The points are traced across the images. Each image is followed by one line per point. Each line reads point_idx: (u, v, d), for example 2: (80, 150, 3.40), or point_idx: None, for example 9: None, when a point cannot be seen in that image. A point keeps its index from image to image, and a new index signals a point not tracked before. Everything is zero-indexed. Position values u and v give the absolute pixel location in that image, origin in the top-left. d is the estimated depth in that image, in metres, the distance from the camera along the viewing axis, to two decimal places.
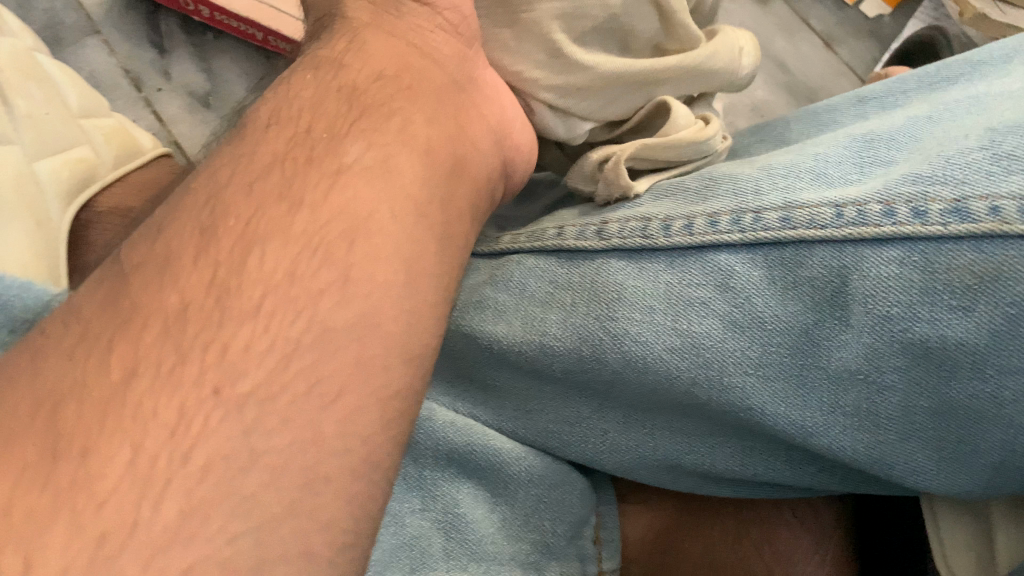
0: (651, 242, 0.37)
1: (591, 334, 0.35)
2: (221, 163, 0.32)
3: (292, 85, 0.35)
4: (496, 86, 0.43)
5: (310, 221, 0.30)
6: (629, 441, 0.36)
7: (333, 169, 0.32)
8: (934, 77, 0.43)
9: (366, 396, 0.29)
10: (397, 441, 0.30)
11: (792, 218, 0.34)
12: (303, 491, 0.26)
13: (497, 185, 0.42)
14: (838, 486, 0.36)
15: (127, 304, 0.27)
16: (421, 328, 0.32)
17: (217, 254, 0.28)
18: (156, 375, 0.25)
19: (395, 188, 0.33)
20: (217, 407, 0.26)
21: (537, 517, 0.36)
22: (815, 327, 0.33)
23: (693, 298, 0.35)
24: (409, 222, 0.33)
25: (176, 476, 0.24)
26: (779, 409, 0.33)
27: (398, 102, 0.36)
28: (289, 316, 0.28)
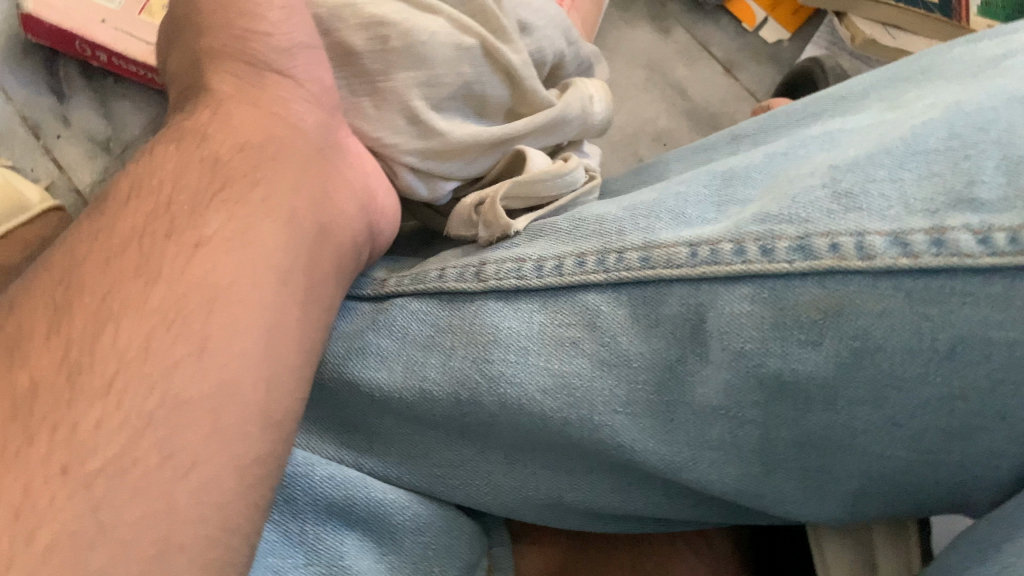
0: (525, 283, 0.38)
1: (467, 376, 0.36)
2: (80, 238, 0.34)
3: (149, 168, 0.37)
4: (359, 154, 0.45)
5: (165, 296, 0.32)
6: (512, 482, 0.37)
7: (192, 243, 0.34)
8: (800, 114, 0.45)
9: (221, 465, 0.30)
10: (257, 504, 0.31)
11: (652, 257, 0.35)
12: (154, 562, 0.27)
13: (364, 246, 0.44)
14: (713, 517, 0.37)
15: None
16: (280, 394, 0.33)
17: (68, 332, 0.30)
18: (1, 456, 0.26)
19: (255, 254, 0.35)
20: (65, 485, 0.27)
21: (427, 562, 0.37)
22: (678, 362, 0.34)
23: (564, 339, 0.36)
24: (267, 296, 0.34)
25: (18, 555, 0.25)
26: (649, 445, 0.34)
27: (261, 171, 0.38)
28: (141, 393, 0.29)
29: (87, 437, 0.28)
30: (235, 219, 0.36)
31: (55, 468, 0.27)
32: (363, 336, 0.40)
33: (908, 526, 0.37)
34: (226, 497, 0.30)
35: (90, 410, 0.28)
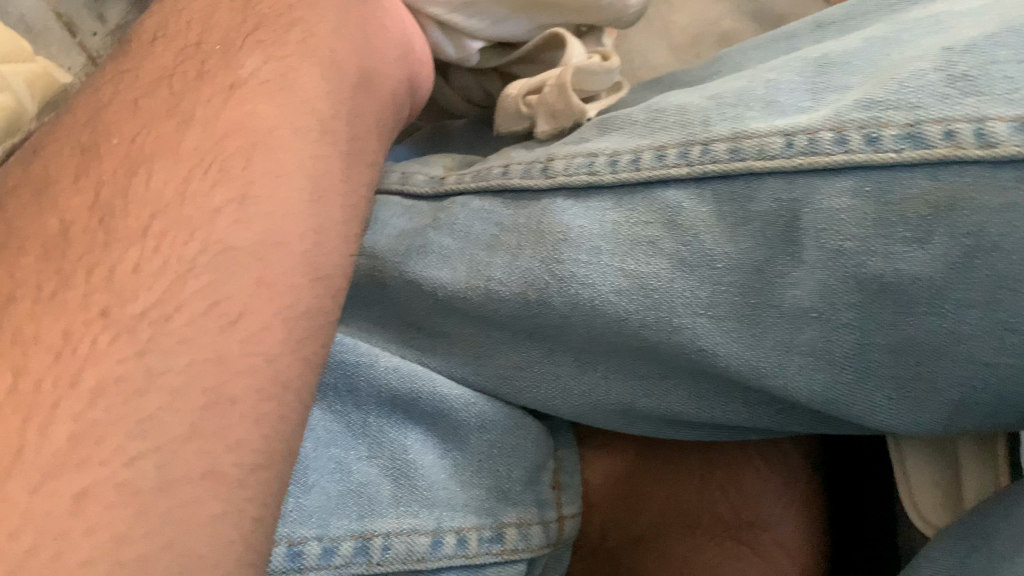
0: (598, 178, 0.35)
1: (536, 277, 0.34)
2: (108, 82, 0.32)
3: (184, 14, 0.35)
4: (393, 6, 0.43)
5: (203, 136, 0.30)
6: (582, 386, 0.35)
7: (228, 83, 0.32)
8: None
9: (269, 314, 0.28)
10: (313, 369, 0.29)
11: (742, 149, 0.32)
12: (206, 414, 0.25)
13: (404, 105, 0.42)
14: (795, 427, 0.35)
15: (7, 228, 0.26)
16: (333, 263, 0.31)
17: (100, 175, 0.28)
18: (36, 298, 0.24)
19: (296, 101, 0.33)
20: (113, 325, 0.24)
21: (492, 463, 0.36)
22: (766, 263, 0.32)
23: (640, 237, 0.33)
24: (308, 146, 0.32)
25: (62, 398, 0.23)
26: (733, 350, 0.32)
27: (297, 12, 0.37)
28: (181, 237, 0.27)
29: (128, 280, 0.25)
30: (279, 75, 0.34)
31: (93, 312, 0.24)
32: (424, 236, 0.38)
33: (995, 436, 0.34)
34: (279, 359, 0.27)
35: (132, 252, 0.26)
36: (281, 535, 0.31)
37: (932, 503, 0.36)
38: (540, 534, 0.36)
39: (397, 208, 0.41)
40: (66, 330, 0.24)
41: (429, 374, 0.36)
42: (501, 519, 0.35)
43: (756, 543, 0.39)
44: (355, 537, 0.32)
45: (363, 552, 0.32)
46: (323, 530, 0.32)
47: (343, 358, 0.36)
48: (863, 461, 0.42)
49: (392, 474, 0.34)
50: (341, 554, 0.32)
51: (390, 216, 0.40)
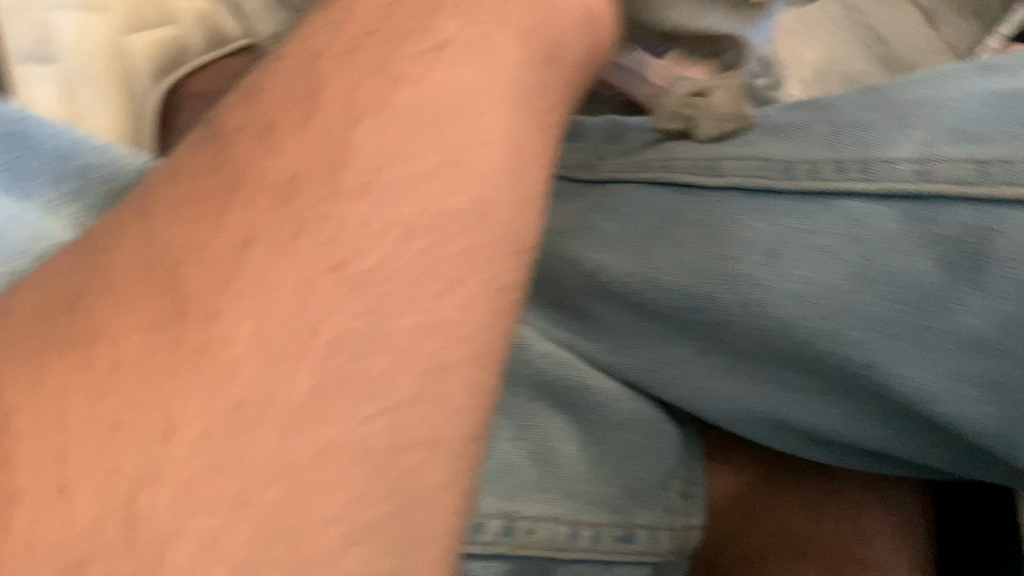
0: (772, 182, 0.35)
1: (705, 270, 0.34)
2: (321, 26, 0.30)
3: None
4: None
5: (419, 94, 0.28)
6: (733, 390, 0.35)
7: (437, 40, 0.29)
8: None
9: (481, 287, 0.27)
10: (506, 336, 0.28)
11: (931, 171, 0.32)
12: (433, 375, 0.25)
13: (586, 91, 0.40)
14: (940, 460, 0.33)
15: (233, 165, 0.25)
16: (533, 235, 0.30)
17: (321, 123, 0.26)
18: (272, 244, 0.23)
19: (497, 68, 0.30)
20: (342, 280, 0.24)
21: (627, 465, 0.35)
22: (946, 287, 0.30)
23: (818, 247, 0.33)
24: (508, 94, 0.30)
25: (305, 351, 0.23)
26: (899, 370, 0.31)
27: None
28: (400, 198, 0.26)
29: (356, 239, 0.24)
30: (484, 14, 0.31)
31: (323, 267, 0.24)
32: (588, 218, 0.38)
33: None
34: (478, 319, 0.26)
35: (355, 201, 0.25)
36: (490, 506, 0.32)
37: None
38: (669, 539, 0.36)
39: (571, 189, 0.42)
40: (296, 289, 0.23)
41: (583, 368, 0.36)
42: (632, 519, 0.35)
43: None
44: (502, 517, 0.32)
45: (508, 533, 0.32)
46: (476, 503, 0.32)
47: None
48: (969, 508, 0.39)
49: (539, 460, 0.34)
50: (491, 530, 0.32)
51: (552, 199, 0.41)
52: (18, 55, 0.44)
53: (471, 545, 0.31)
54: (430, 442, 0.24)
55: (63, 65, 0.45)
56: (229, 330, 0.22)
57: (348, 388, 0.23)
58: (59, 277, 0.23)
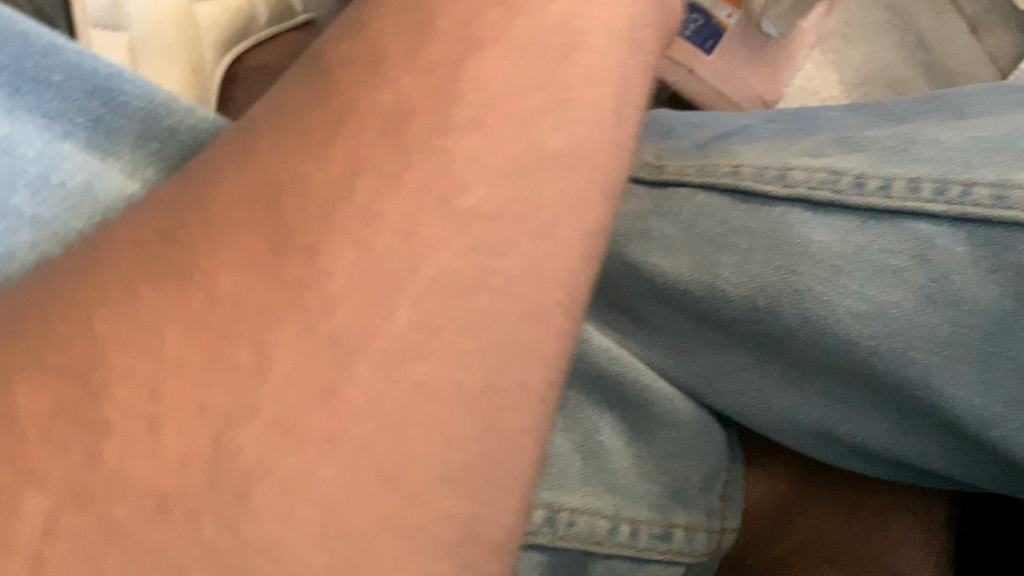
0: (842, 198, 0.34)
1: (768, 283, 0.34)
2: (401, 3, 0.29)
3: None
4: None
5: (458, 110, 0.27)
6: (785, 401, 0.35)
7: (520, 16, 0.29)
8: None
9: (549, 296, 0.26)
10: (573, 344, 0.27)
11: (1009, 198, 0.31)
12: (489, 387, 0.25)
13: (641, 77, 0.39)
14: (984, 482, 0.34)
15: (300, 197, 0.24)
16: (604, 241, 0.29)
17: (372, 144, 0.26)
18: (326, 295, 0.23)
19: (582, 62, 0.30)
20: (441, 271, 0.25)
21: (672, 462, 0.35)
22: (1013, 315, 0.31)
23: (886, 265, 0.33)
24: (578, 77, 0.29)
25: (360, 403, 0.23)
26: (960, 394, 0.32)
27: None
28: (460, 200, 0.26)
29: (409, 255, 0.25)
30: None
31: (382, 286, 0.24)
32: (643, 220, 0.38)
33: None
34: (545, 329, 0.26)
35: (439, 217, 0.25)
36: (542, 500, 0.33)
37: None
38: (704, 541, 0.36)
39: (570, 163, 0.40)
40: (351, 305, 0.24)
41: (636, 362, 0.35)
42: (670, 518, 0.35)
43: None
44: (546, 507, 0.33)
45: (551, 522, 0.33)
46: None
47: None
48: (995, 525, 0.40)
49: (583, 453, 0.34)
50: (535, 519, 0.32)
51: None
52: (89, 20, 0.40)
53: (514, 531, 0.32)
54: (492, 431, 0.24)
55: (131, 32, 0.42)
56: (317, 324, 0.23)
57: (407, 408, 0.23)
58: (158, 206, 0.25)
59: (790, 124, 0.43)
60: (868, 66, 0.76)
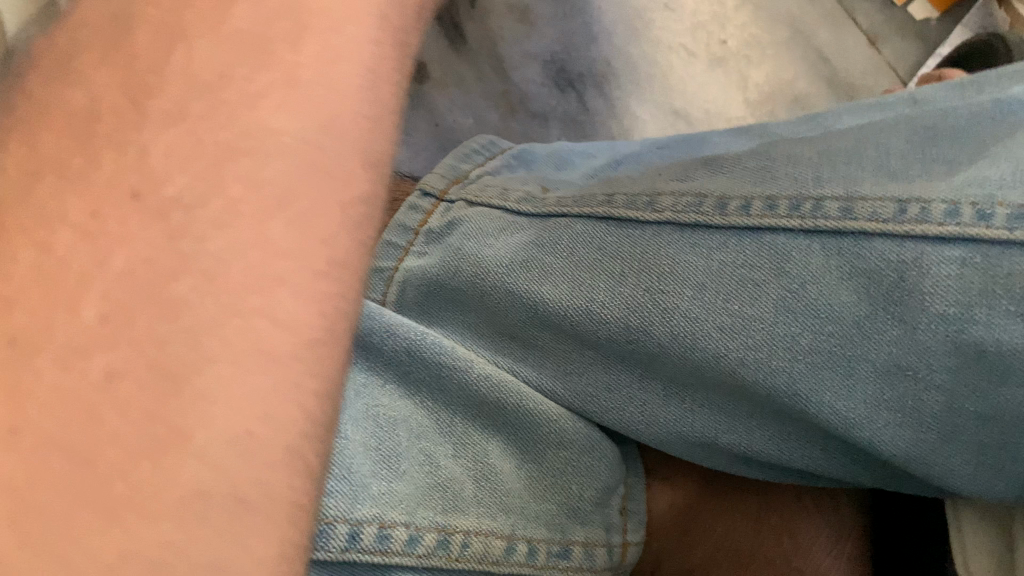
0: (705, 219, 0.36)
1: (640, 305, 0.36)
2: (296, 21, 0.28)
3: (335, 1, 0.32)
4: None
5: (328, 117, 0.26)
6: (668, 414, 0.37)
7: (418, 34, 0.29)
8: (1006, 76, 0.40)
9: None
10: None
11: (854, 209, 0.34)
12: None
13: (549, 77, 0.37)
14: (864, 479, 0.36)
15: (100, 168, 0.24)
16: None
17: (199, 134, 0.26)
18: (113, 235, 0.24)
19: None
20: (120, 250, 0.24)
21: (565, 480, 0.37)
22: (866, 319, 0.33)
23: (748, 280, 0.35)
24: None
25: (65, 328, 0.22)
26: (824, 398, 0.33)
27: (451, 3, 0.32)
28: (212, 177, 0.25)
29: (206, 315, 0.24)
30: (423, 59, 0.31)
31: (157, 336, 0.23)
32: (531, 253, 0.39)
33: None
34: (272, 362, 0.24)
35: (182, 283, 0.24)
36: (374, 516, 0.33)
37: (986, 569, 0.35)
38: (604, 556, 0.38)
39: (437, 216, 0.46)
40: (123, 369, 0.23)
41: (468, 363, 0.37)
42: (569, 535, 0.37)
43: None
44: (438, 531, 0.34)
45: (444, 546, 0.34)
46: (410, 519, 0.33)
47: (437, 355, 0.37)
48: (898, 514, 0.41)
49: (475, 476, 0.36)
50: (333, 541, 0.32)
51: (475, 224, 0.43)
52: None
53: (382, 557, 0.33)
54: None
55: None
56: (92, 376, 0.22)
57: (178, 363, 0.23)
58: None
59: (677, 150, 0.45)
60: (769, 84, 0.73)
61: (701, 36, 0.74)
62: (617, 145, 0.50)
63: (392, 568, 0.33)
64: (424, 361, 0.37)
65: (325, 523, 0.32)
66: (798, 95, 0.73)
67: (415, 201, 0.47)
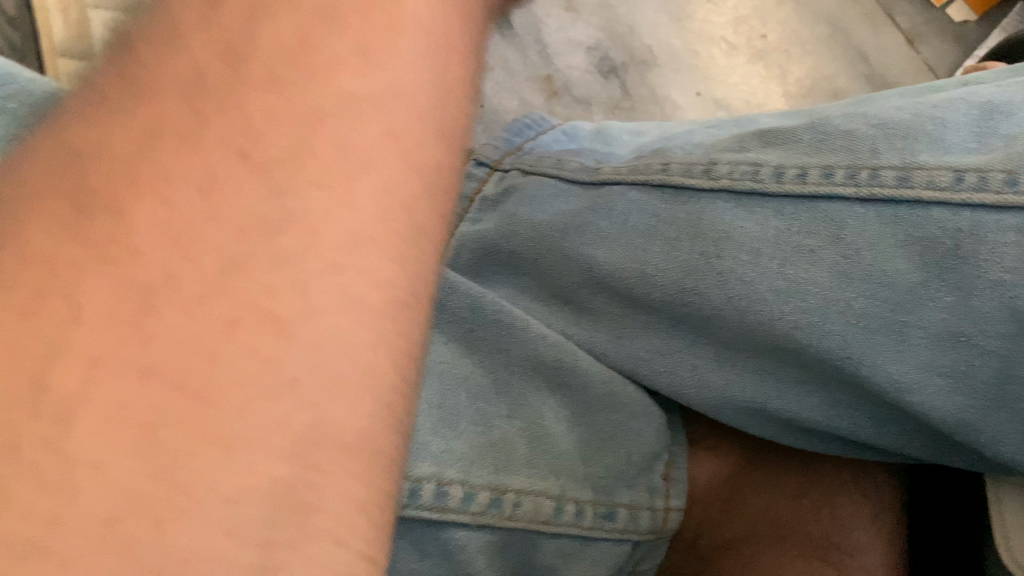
0: (761, 186, 0.37)
1: (695, 269, 0.36)
2: None
3: None
4: None
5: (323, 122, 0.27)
6: (718, 379, 0.38)
7: None
8: None
9: None
10: None
11: (911, 177, 0.34)
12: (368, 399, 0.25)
13: None
14: (913, 450, 0.36)
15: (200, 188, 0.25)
16: None
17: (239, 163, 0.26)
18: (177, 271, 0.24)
19: None
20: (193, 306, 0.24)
21: (614, 444, 0.37)
22: (921, 285, 0.33)
23: (803, 246, 0.35)
24: None
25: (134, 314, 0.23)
26: (878, 363, 0.33)
27: None
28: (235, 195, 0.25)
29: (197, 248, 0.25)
30: None
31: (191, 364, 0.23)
32: (585, 216, 0.41)
33: None
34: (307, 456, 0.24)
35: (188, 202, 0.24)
36: (440, 474, 0.33)
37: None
38: (648, 519, 0.38)
39: (491, 183, 0.47)
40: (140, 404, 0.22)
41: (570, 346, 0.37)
42: (615, 497, 0.37)
43: (840, 567, 0.40)
44: (491, 489, 0.34)
45: (497, 504, 0.34)
46: (466, 476, 0.34)
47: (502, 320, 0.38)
48: (940, 490, 0.41)
49: (527, 436, 0.36)
50: (426, 497, 0.33)
51: (527, 191, 0.45)
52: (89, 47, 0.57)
53: (440, 513, 0.33)
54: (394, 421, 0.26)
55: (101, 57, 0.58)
56: (90, 358, 0.22)
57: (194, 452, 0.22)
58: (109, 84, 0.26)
59: (728, 129, 0.46)
60: (811, 78, 0.74)
61: (742, 30, 0.75)
62: (669, 125, 0.49)
63: (447, 526, 0.34)
64: (484, 317, 0.38)
65: (416, 481, 0.32)
66: (840, 91, 0.74)
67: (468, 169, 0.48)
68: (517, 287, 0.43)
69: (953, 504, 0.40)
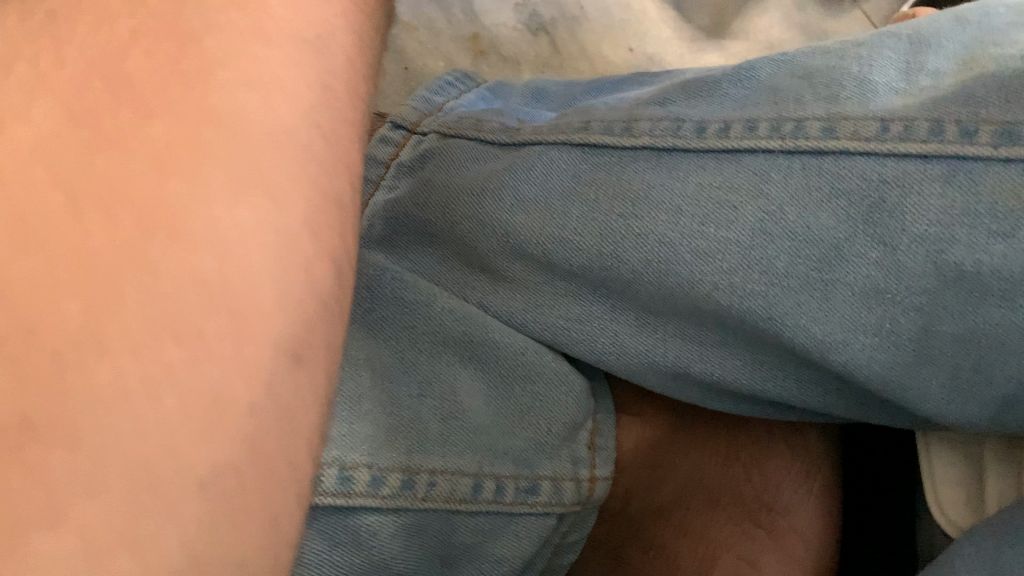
0: (683, 142, 0.36)
1: (613, 231, 0.35)
2: None
3: None
4: None
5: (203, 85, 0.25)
6: (640, 344, 0.37)
7: None
8: None
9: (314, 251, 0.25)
10: None
11: (836, 129, 0.33)
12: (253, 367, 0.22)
13: None
14: (838, 408, 0.36)
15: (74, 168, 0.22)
16: None
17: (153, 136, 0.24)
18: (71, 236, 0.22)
19: None
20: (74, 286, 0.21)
21: (531, 417, 0.36)
22: (846, 241, 0.31)
23: (725, 202, 0.34)
24: None
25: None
26: (801, 322, 0.32)
27: None
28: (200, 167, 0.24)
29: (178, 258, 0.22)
30: None
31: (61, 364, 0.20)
32: (502, 179, 0.39)
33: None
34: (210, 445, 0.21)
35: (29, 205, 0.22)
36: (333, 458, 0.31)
37: (953, 498, 0.35)
38: (572, 490, 0.37)
39: (408, 149, 0.45)
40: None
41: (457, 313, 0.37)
42: (536, 471, 0.36)
43: (772, 526, 0.40)
44: (400, 471, 0.33)
45: (407, 487, 0.33)
46: (371, 459, 0.32)
47: (401, 291, 0.37)
48: (870, 435, 0.42)
49: (442, 414, 0.35)
50: (345, 486, 0.31)
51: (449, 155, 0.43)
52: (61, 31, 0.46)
53: (344, 499, 0.31)
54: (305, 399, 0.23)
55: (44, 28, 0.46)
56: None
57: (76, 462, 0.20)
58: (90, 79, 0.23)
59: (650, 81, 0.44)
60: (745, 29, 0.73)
61: None
62: (600, 81, 0.48)
63: (355, 512, 0.32)
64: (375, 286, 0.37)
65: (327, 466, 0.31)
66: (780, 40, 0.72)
67: (385, 134, 0.46)
68: (435, 251, 0.41)
69: (883, 453, 0.41)
